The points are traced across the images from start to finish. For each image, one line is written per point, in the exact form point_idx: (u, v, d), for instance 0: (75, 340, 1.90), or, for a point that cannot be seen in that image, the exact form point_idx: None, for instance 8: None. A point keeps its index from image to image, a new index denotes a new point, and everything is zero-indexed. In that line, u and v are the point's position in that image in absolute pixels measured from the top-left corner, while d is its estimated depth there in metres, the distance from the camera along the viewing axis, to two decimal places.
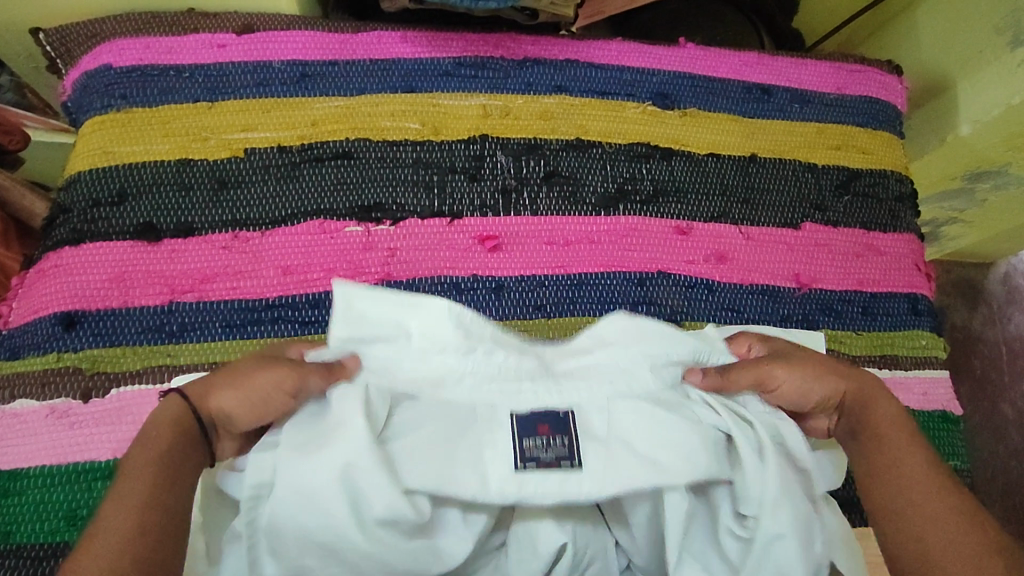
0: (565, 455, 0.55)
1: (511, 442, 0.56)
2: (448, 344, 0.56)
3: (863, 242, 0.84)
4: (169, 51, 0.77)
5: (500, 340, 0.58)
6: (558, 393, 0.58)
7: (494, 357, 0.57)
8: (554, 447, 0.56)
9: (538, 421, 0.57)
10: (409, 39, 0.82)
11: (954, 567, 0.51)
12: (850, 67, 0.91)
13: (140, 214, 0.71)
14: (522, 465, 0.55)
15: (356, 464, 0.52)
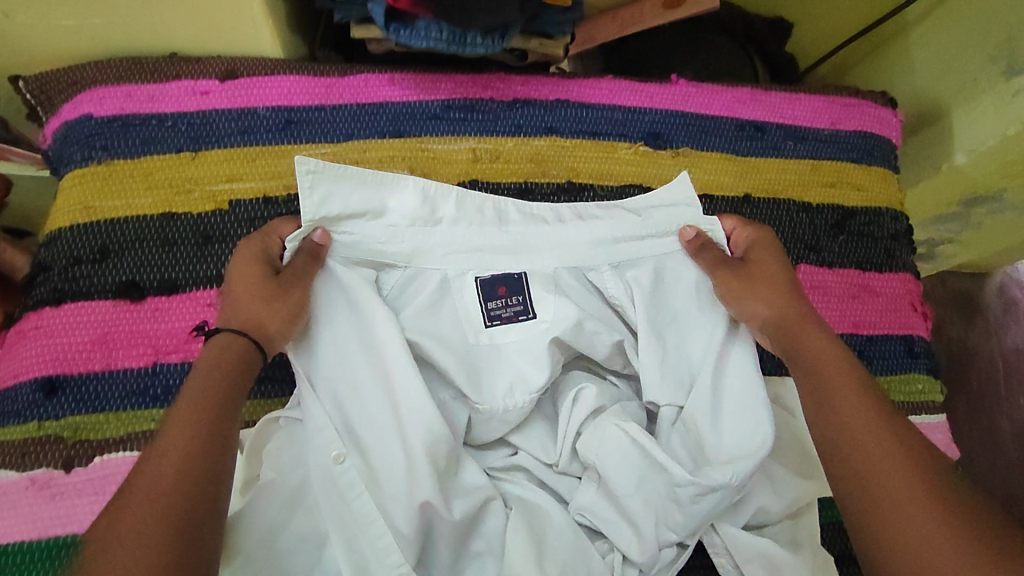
0: (521, 311, 0.70)
1: (478, 308, 0.70)
2: (417, 216, 0.69)
3: (859, 283, 0.83)
4: (151, 99, 0.75)
5: (461, 210, 0.71)
6: (514, 260, 0.71)
7: (458, 228, 0.70)
8: (512, 305, 0.70)
9: (499, 284, 0.71)
10: (397, 81, 0.81)
11: (881, 463, 0.53)
12: (843, 101, 0.89)
13: (124, 271, 0.70)
14: (489, 324, 0.70)
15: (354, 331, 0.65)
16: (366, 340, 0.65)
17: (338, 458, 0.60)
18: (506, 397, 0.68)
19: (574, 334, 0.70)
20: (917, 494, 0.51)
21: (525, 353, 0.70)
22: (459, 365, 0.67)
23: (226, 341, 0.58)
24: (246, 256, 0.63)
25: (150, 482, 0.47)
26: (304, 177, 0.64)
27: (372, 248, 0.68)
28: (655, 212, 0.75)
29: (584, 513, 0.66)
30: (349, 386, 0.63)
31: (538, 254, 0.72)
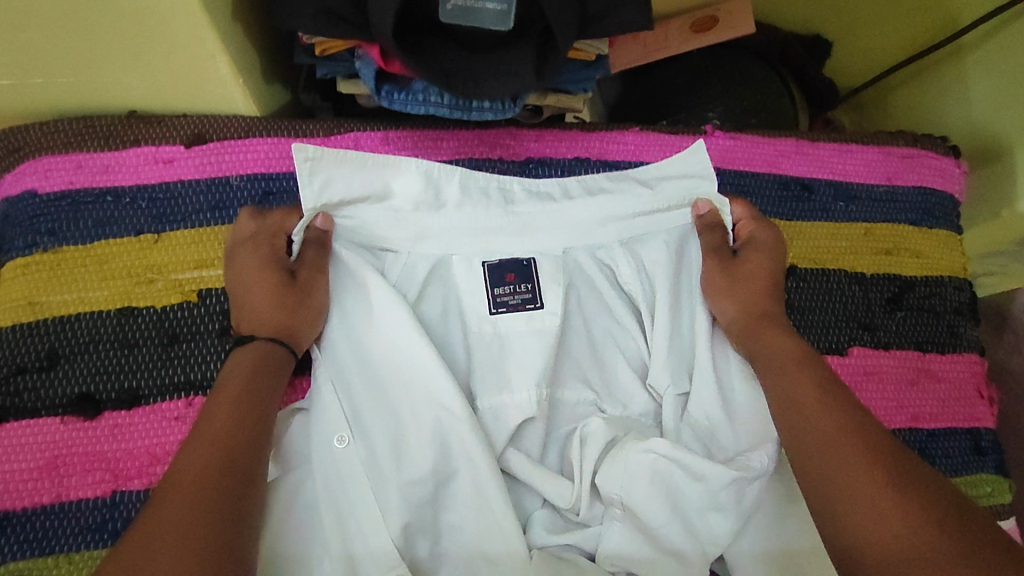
0: (529, 297, 0.66)
1: (484, 293, 0.66)
2: (420, 200, 0.64)
3: (918, 367, 0.74)
4: (106, 171, 0.65)
5: (466, 192, 0.65)
6: (524, 243, 0.67)
7: (464, 210, 0.65)
8: (520, 292, 0.66)
9: (505, 272, 0.66)
10: (392, 140, 0.70)
11: (818, 437, 0.53)
12: (901, 152, 0.78)
13: (78, 381, 0.61)
14: (496, 311, 0.66)
15: (365, 311, 0.62)
16: (375, 330, 0.62)
17: (341, 442, 0.58)
18: (517, 391, 0.64)
19: (578, 320, 0.69)
20: (861, 461, 0.51)
21: (535, 346, 0.65)
22: (485, 353, 0.65)
23: (251, 351, 0.58)
24: (253, 260, 0.61)
25: (181, 476, 0.48)
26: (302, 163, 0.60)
27: (382, 233, 0.65)
28: (666, 184, 0.69)
29: (615, 564, 0.60)
30: (359, 365, 0.61)
31: (550, 230, 0.67)
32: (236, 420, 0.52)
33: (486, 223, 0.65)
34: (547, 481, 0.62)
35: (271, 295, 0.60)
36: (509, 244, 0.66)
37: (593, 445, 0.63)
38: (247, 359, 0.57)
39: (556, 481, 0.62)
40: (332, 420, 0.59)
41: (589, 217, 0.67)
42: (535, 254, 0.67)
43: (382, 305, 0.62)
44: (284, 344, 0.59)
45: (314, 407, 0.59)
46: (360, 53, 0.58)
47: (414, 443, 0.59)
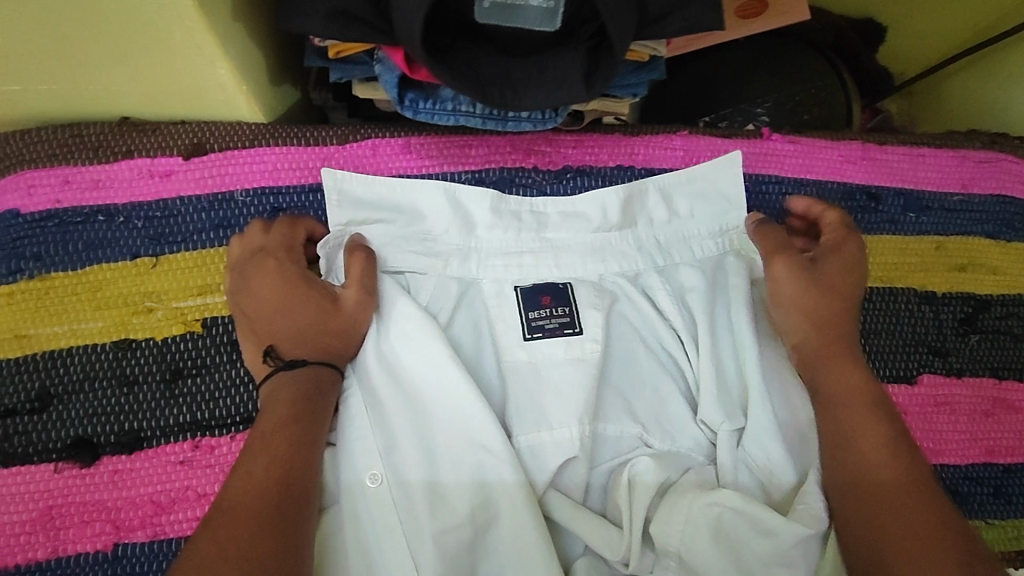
0: (567, 321, 0.58)
1: (518, 318, 0.58)
2: (450, 224, 0.60)
3: (993, 396, 0.67)
4: (97, 186, 0.58)
5: (498, 215, 0.60)
6: (559, 267, 0.60)
7: (495, 233, 0.60)
8: (557, 315, 0.58)
9: (542, 294, 0.59)
10: (414, 148, 0.63)
11: (864, 449, 0.51)
12: (976, 157, 0.71)
13: (72, 423, 0.54)
14: (529, 337, 0.57)
15: (402, 330, 0.55)
16: (415, 358, 0.54)
17: (373, 480, 0.51)
18: (556, 427, 0.55)
19: (624, 340, 0.60)
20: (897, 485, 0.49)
21: (576, 377, 0.56)
22: (528, 381, 0.56)
23: (284, 378, 0.51)
24: (282, 276, 0.54)
25: (231, 521, 0.43)
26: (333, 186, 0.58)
27: (398, 255, 0.59)
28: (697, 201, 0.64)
29: None
30: (392, 392, 0.53)
31: (590, 257, 0.61)
32: (294, 449, 0.48)
33: (520, 247, 0.60)
34: (591, 527, 0.53)
35: (307, 318, 0.53)
36: (542, 266, 0.60)
37: (642, 490, 0.54)
38: (290, 387, 0.51)
39: (604, 530, 0.53)
40: (366, 451, 0.51)
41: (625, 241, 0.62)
42: (570, 278, 0.60)
43: (407, 332, 0.55)
44: (331, 365, 0.53)
45: (347, 440, 0.52)
46: (380, 56, 0.52)
47: (456, 484, 0.52)
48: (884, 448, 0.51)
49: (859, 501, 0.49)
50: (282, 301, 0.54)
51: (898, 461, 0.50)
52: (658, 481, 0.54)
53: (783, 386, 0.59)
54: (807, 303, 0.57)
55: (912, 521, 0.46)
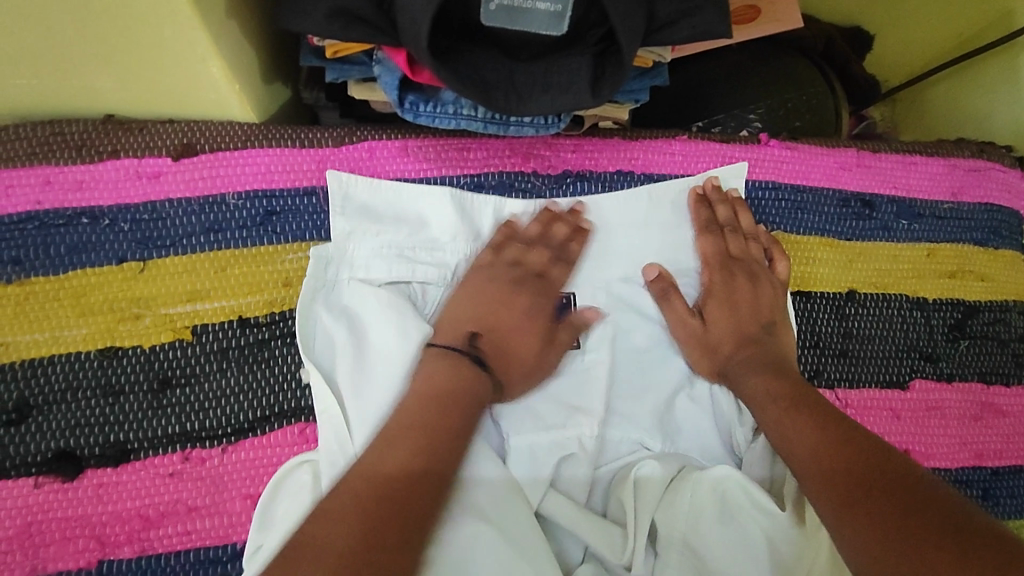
0: None
1: None
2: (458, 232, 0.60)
3: (981, 400, 0.68)
4: (80, 187, 0.56)
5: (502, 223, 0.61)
6: None
7: None
8: None
9: None
10: (411, 151, 0.61)
11: (791, 432, 0.51)
12: (966, 165, 0.72)
13: (55, 435, 0.52)
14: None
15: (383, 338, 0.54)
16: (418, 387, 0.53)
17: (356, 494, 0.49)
18: (558, 429, 0.55)
19: (627, 344, 0.60)
20: (838, 449, 0.48)
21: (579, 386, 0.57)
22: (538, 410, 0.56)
23: (453, 365, 0.51)
24: (528, 301, 0.57)
25: (329, 517, 0.41)
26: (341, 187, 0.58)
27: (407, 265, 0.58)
28: (694, 202, 0.64)
29: None
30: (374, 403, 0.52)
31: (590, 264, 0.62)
32: (414, 455, 0.45)
33: None
34: (594, 529, 0.52)
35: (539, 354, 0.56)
36: None
37: (647, 494, 0.53)
38: (441, 373, 0.51)
39: (605, 536, 0.52)
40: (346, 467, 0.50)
41: (626, 244, 0.62)
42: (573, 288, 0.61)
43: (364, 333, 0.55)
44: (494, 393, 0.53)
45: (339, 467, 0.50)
46: (381, 56, 0.51)
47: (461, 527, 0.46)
48: (797, 422, 0.51)
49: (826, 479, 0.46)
50: (523, 324, 0.56)
51: (819, 428, 0.50)
52: (659, 484, 0.53)
53: None
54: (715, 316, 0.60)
55: (860, 506, 0.43)
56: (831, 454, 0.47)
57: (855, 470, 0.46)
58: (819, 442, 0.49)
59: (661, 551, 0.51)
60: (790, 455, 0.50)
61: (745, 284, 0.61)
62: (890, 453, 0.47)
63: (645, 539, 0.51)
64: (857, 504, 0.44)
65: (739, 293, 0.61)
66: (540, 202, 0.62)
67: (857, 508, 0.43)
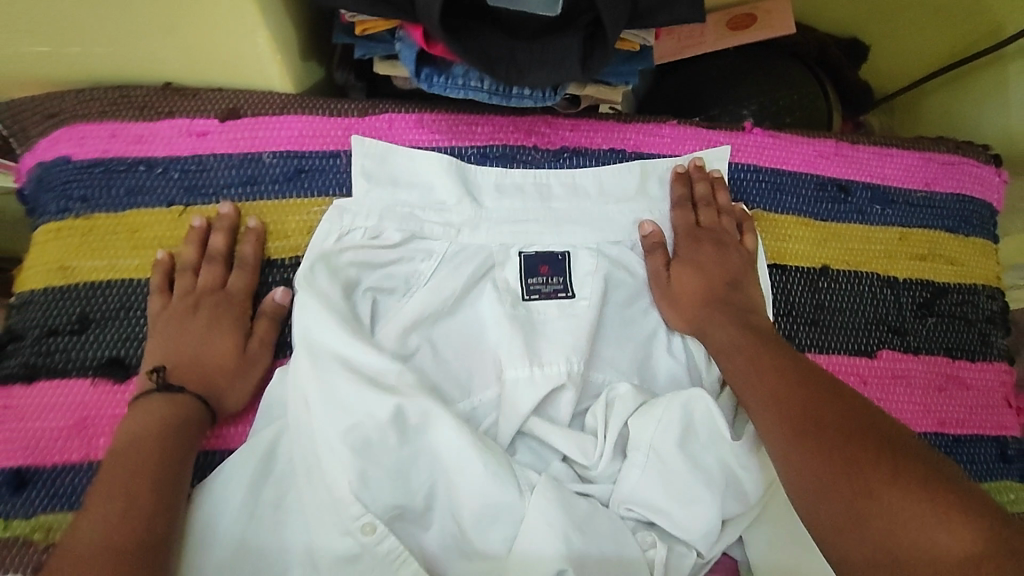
0: (561, 287, 0.66)
1: (518, 282, 0.66)
2: (460, 195, 0.67)
3: (946, 373, 0.72)
4: (139, 141, 0.65)
5: (501, 189, 0.69)
6: (557, 235, 0.68)
7: (502, 203, 0.68)
8: (552, 283, 0.66)
9: (540, 262, 0.67)
10: (426, 124, 0.70)
11: (775, 380, 0.55)
12: (941, 159, 0.77)
13: (106, 347, 0.60)
14: (528, 298, 0.65)
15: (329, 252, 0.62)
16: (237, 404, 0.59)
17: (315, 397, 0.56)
18: (547, 365, 0.61)
19: (610, 300, 0.66)
20: (820, 398, 0.52)
21: (568, 328, 0.63)
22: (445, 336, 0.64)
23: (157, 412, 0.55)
24: (204, 319, 0.60)
25: None
26: (372, 152, 0.67)
27: (414, 223, 0.66)
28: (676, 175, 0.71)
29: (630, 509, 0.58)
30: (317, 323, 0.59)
31: (582, 223, 0.68)
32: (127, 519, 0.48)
33: (524, 217, 0.68)
34: (569, 440, 0.59)
35: (230, 360, 0.59)
36: (544, 235, 0.68)
37: (622, 408, 0.61)
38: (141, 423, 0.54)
39: (578, 442, 0.59)
40: (310, 378, 0.57)
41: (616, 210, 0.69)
42: (569, 247, 0.67)
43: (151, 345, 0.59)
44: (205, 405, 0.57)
45: (301, 385, 0.57)
46: (401, 35, 0.59)
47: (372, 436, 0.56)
48: (779, 373, 0.55)
49: (814, 424, 0.50)
50: (202, 340, 0.59)
51: (797, 382, 0.54)
52: (631, 404, 0.61)
53: None
54: (685, 282, 0.65)
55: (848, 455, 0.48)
56: (793, 405, 0.52)
57: (815, 417, 0.51)
58: (800, 394, 0.53)
59: (630, 455, 0.59)
60: (758, 405, 0.54)
61: (716, 249, 0.67)
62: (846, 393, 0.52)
63: (613, 445, 0.59)
64: (814, 447, 0.49)
65: (704, 254, 0.67)
66: (535, 172, 0.70)
67: (816, 446, 0.49)
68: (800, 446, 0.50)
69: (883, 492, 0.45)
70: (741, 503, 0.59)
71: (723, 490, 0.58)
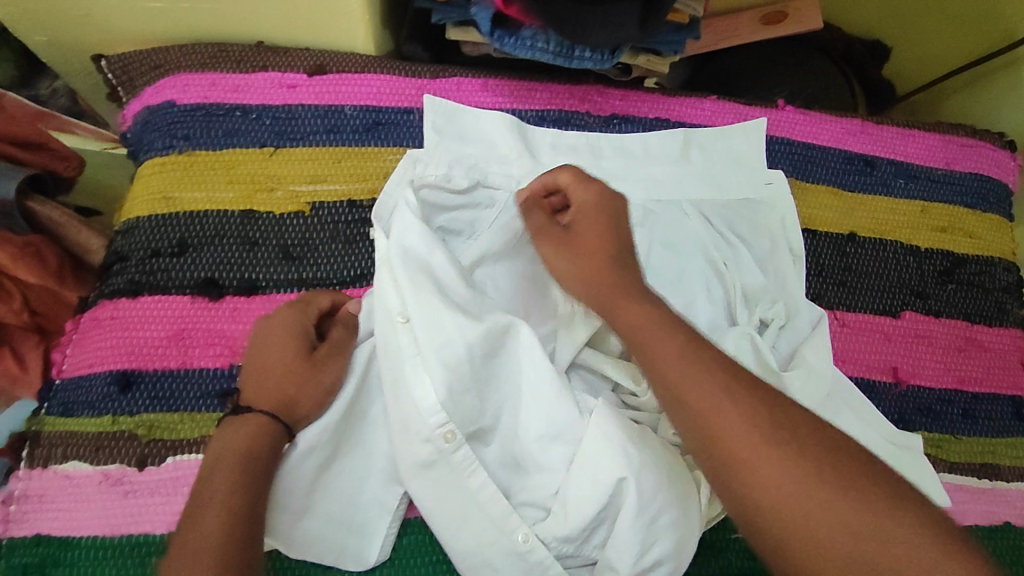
0: None
1: None
2: (521, 151, 0.74)
3: (965, 336, 0.78)
4: (236, 89, 0.72)
5: (557, 149, 0.75)
6: None
7: (558, 161, 0.75)
8: None
9: None
10: (490, 87, 0.77)
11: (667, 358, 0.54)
12: (960, 141, 0.84)
13: (202, 269, 0.67)
14: None
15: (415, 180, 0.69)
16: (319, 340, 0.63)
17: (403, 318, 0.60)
18: None
19: (654, 252, 0.72)
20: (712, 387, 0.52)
21: None
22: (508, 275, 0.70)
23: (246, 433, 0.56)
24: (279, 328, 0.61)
25: None
26: (442, 110, 0.73)
27: (481, 172, 0.72)
28: (715, 144, 0.78)
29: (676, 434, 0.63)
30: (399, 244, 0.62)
31: (629, 182, 0.75)
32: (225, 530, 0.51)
33: None
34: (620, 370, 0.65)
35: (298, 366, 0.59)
36: None
37: None
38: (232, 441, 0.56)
39: (630, 371, 0.65)
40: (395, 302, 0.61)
41: (660, 172, 0.76)
42: None
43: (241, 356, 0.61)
44: (280, 421, 0.57)
45: (385, 309, 0.61)
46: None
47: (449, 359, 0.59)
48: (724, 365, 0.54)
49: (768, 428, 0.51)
50: (277, 346, 0.60)
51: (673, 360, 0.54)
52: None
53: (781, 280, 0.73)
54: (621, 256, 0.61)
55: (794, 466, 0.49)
56: (773, 447, 0.49)
57: (798, 458, 0.49)
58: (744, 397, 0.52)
59: None
60: (734, 455, 0.50)
61: (597, 233, 0.63)
62: (803, 414, 0.52)
63: None
64: (815, 488, 0.48)
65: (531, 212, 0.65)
66: (588, 135, 0.76)
67: (817, 492, 0.48)
68: (800, 497, 0.48)
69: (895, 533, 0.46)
70: None
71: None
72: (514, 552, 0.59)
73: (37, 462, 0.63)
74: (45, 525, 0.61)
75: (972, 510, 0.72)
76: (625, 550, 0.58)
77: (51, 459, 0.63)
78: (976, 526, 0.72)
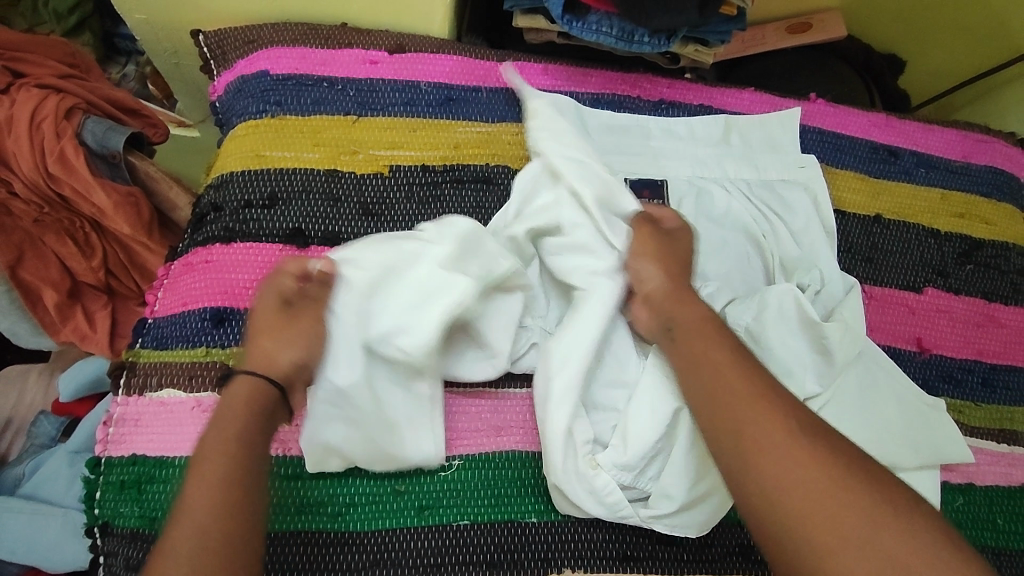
0: (661, 208, 0.79)
1: None
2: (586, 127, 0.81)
3: (984, 313, 0.84)
4: (324, 64, 0.79)
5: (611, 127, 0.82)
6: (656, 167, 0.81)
7: (614, 139, 0.81)
8: (655, 204, 0.79)
9: (643, 189, 0.80)
10: (551, 72, 0.85)
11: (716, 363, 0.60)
12: (975, 137, 0.92)
13: (290, 219, 0.73)
14: None
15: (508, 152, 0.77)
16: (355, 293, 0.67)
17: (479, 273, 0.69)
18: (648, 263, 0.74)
19: (701, 223, 0.79)
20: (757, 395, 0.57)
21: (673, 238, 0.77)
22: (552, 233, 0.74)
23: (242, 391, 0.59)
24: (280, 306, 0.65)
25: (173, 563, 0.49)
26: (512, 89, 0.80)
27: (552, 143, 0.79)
28: (754, 129, 0.85)
29: None
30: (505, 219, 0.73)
31: (677, 160, 0.82)
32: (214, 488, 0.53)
33: (633, 153, 0.81)
34: None
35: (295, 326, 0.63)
36: (646, 166, 0.81)
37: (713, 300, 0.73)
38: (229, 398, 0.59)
39: None
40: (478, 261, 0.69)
41: (705, 152, 0.83)
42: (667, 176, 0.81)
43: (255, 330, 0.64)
44: (262, 377, 0.60)
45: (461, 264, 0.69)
46: None
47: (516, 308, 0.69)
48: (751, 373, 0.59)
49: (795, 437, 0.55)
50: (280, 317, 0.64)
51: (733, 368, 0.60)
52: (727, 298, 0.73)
53: (818, 252, 0.79)
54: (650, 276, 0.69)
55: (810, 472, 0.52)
56: (794, 443, 0.54)
57: (814, 459, 0.53)
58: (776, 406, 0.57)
59: None
60: (753, 445, 0.55)
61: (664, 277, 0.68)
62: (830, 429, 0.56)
63: None
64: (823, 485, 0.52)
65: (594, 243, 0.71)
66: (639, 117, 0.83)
67: (818, 473, 0.52)
68: (809, 486, 0.51)
69: (893, 520, 0.50)
70: (820, 386, 0.70)
71: (805, 371, 0.70)
72: (581, 477, 0.65)
73: (133, 389, 0.69)
74: (143, 446, 0.67)
75: (990, 470, 0.78)
76: (680, 479, 0.64)
77: (147, 387, 0.69)
78: (993, 485, 0.77)
